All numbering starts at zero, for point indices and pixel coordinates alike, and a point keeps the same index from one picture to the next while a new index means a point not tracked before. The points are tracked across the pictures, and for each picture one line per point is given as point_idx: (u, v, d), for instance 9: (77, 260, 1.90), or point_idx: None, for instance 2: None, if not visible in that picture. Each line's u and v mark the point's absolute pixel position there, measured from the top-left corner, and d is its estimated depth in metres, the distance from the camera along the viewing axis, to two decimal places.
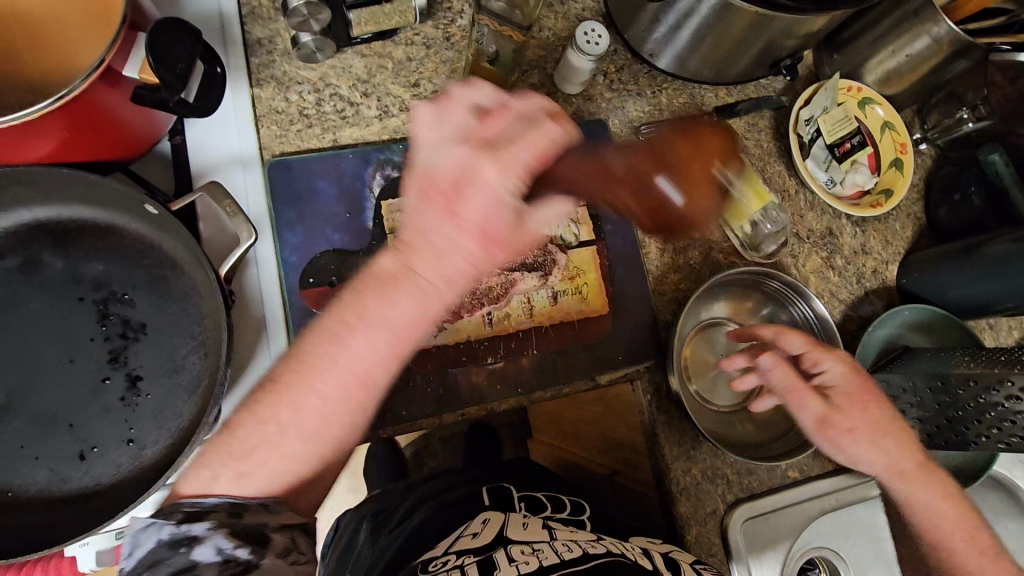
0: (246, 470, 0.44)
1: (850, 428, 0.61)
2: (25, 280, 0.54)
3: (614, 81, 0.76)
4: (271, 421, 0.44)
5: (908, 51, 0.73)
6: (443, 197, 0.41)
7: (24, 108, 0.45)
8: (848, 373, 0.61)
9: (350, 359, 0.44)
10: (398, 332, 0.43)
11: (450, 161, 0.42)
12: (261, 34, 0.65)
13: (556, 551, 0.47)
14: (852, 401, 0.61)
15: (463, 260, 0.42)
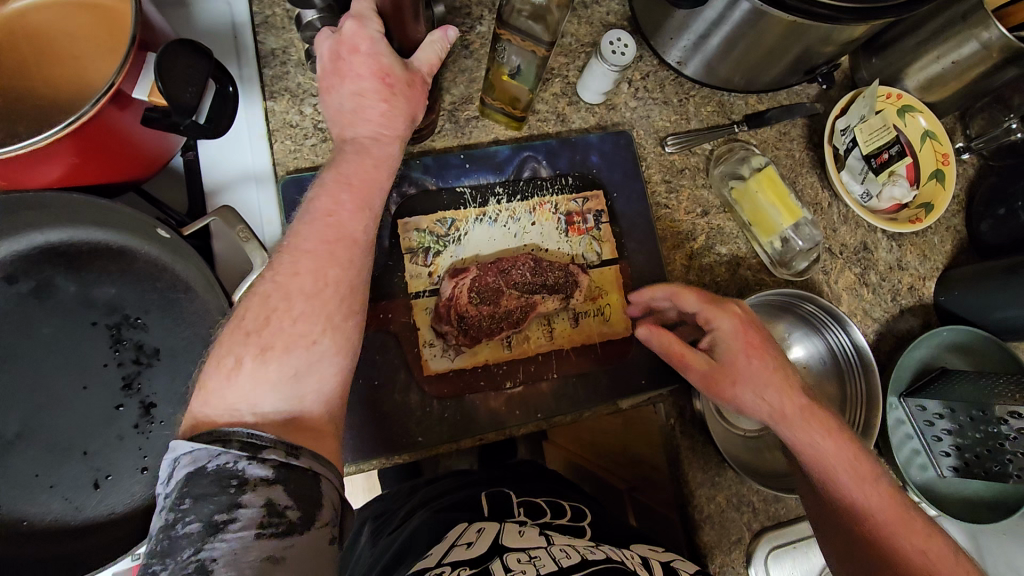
0: (267, 345, 0.41)
1: (735, 379, 0.52)
2: (39, 305, 0.53)
3: (639, 89, 0.73)
4: (274, 291, 0.42)
5: (954, 57, 0.68)
6: (331, 72, 0.48)
7: (33, 136, 0.43)
8: (741, 324, 0.53)
9: (319, 217, 0.45)
10: (358, 185, 0.47)
11: (325, 45, 0.47)
12: (275, 44, 0.63)
13: (553, 557, 0.46)
14: (735, 357, 0.53)
15: (380, 108, 0.48)
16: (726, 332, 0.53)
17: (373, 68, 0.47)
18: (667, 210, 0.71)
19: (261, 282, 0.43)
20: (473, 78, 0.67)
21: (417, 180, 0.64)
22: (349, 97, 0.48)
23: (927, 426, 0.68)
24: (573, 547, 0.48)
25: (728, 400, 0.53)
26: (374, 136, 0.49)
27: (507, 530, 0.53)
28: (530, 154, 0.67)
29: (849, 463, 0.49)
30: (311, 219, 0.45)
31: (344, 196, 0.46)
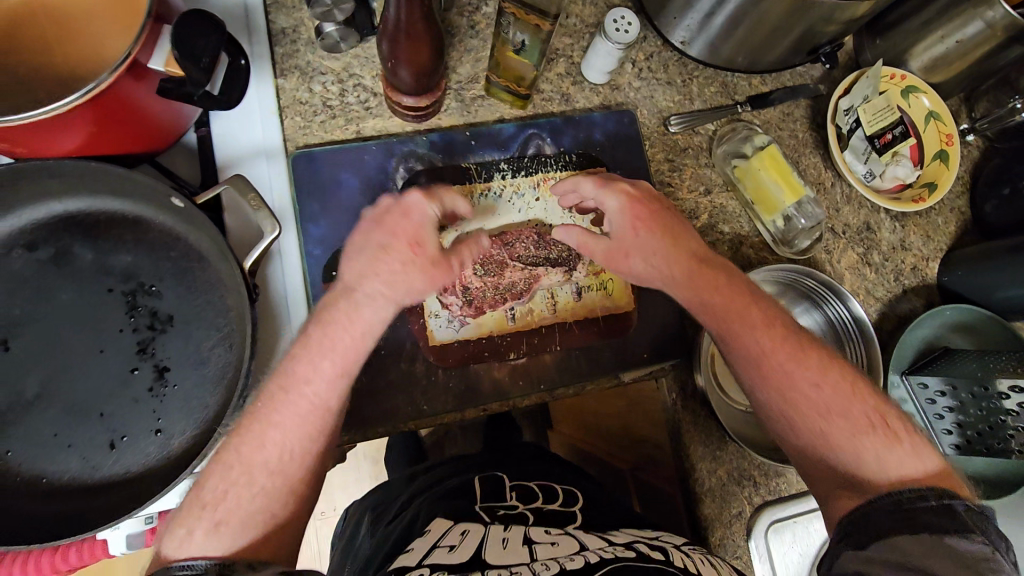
0: (221, 518, 0.43)
1: (628, 250, 0.56)
2: (57, 271, 0.54)
3: (642, 69, 0.73)
4: (239, 464, 0.45)
5: (958, 38, 0.69)
6: (369, 223, 0.52)
7: (54, 102, 0.45)
8: (629, 198, 0.56)
9: (302, 388, 0.48)
10: (347, 352, 0.49)
11: (383, 203, 0.53)
12: (285, 23, 0.65)
13: (535, 573, 0.44)
14: (628, 229, 0.56)
15: (390, 276, 0.50)
16: (614, 211, 0.56)
17: (407, 235, 0.51)
18: (670, 189, 0.72)
19: (227, 451, 0.46)
20: (478, 58, 0.69)
21: (424, 156, 0.66)
22: (367, 255, 0.51)
23: (929, 404, 0.68)
24: (555, 558, 0.47)
25: (630, 270, 0.57)
26: (371, 296, 0.50)
27: (491, 537, 0.52)
28: (534, 132, 0.69)
29: (742, 318, 0.53)
30: (297, 386, 0.48)
31: (326, 362, 0.48)
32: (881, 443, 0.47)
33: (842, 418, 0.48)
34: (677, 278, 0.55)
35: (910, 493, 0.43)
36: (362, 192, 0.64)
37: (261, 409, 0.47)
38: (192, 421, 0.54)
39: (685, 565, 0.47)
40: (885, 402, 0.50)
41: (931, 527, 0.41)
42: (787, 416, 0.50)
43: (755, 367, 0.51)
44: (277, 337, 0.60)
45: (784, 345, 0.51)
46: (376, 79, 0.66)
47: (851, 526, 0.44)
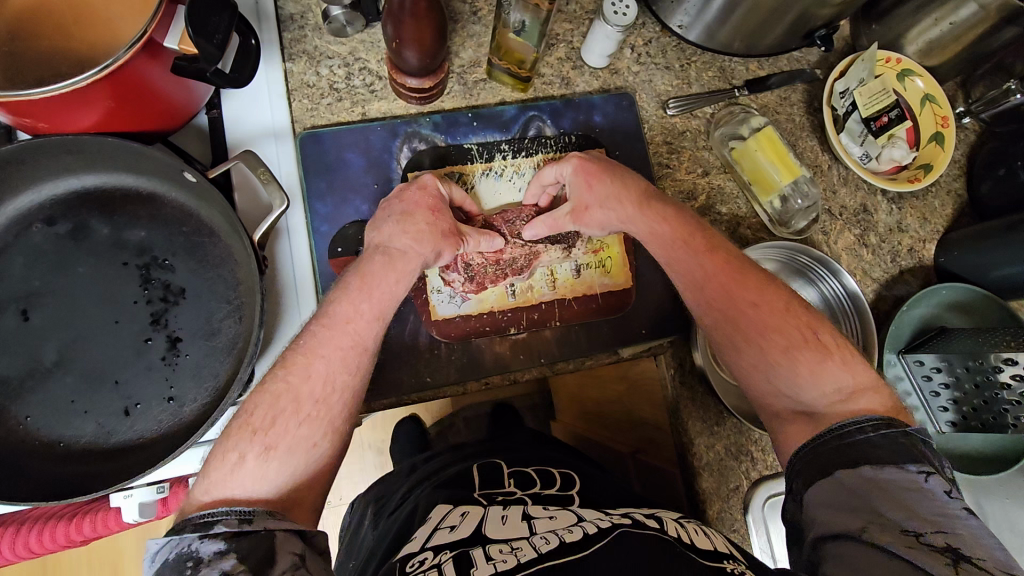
0: (272, 443, 0.44)
1: (585, 205, 0.62)
2: (75, 245, 0.57)
3: (642, 54, 0.75)
4: (288, 392, 0.46)
5: (952, 20, 0.70)
6: (393, 200, 0.59)
7: (72, 77, 0.47)
8: (581, 159, 0.61)
9: (340, 322, 0.50)
10: (379, 295, 0.53)
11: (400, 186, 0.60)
12: (293, 9, 0.67)
13: (534, 545, 0.46)
14: (579, 184, 0.61)
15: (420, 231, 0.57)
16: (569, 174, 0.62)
17: (429, 203, 0.58)
18: (668, 170, 0.74)
19: (270, 381, 0.47)
20: (481, 42, 0.71)
21: (427, 137, 0.68)
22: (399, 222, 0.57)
23: (925, 381, 0.69)
24: (553, 530, 0.48)
25: (591, 224, 0.63)
26: (405, 250, 0.56)
27: (491, 514, 0.53)
28: (535, 114, 0.70)
29: (687, 250, 0.56)
30: (332, 319, 0.50)
31: (362, 304, 0.52)
32: (816, 358, 0.49)
33: (777, 335, 0.50)
34: (632, 221, 0.60)
35: (850, 425, 0.44)
36: (367, 171, 0.66)
37: (303, 342, 0.49)
38: (203, 389, 0.56)
39: (680, 535, 0.46)
40: (820, 320, 0.51)
41: (871, 459, 0.41)
42: (726, 334, 0.53)
43: (698, 291, 0.55)
44: (285, 311, 0.62)
45: (724, 271, 0.54)
46: (381, 63, 0.68)
47: (802, 460, 0.44)
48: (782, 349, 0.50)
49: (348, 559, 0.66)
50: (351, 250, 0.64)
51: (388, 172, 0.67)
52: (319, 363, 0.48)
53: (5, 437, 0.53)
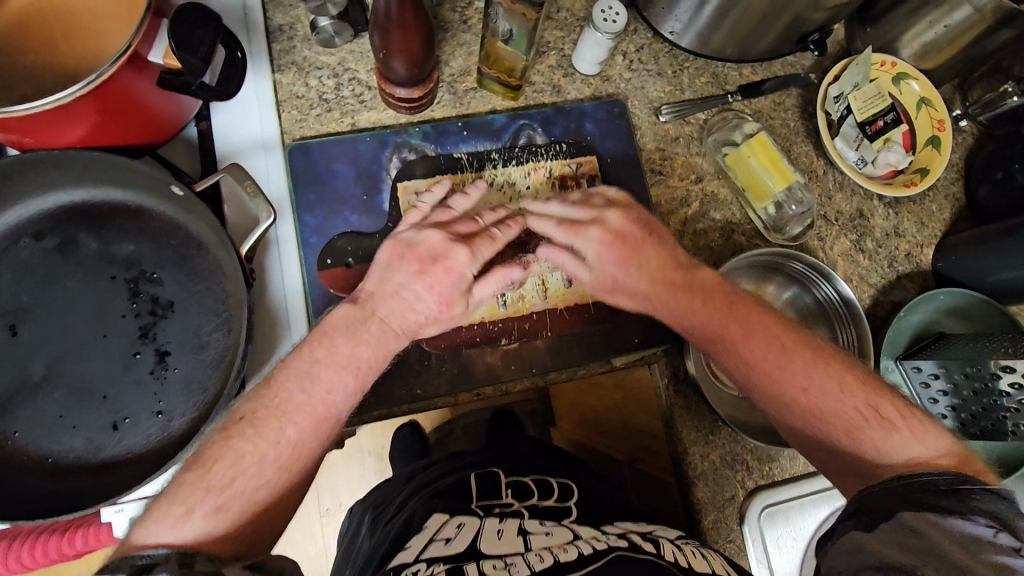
0: (224, 503, 0.44)
1: (612, 285, 0.61)
2: (63, 259, 0.57)
3: (633, 61, 0.75)
4: (252, 454, 0.46)
5: (946, 23, 0.69)
6: (416, 259, 0.57)
7: (57, 93, 0.46)
8: (608, 234, 0.59)
9: (322, 397, 0.50)
10: (361, 364, 0.53)
11: (429, 242, 0.58)
12: (282, 20, 0.67)
13: (529, 562, 0.45)
14: (616, 246, 0.59)
15: (430, 294, 0.57)
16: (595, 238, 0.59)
17: (445, 292, 0.57)
18: (661, 177, 0.73)
19: (234, 439, 0.46)
20: (471, 51, 0.70)
21: (416, 146, 0.67)
22: (414, 278, 0.57)
23: (923, 388, 0.68)
24: (549, 548, 0.47)
25: (625, 303, 0.62)
26: (401, 330, 0.56)
27: (486, 528, 0.52)
28: (526, 122, 0.70)
29: (724, 324, 0.56)
30: (312, 383, 0.50)
31: (341, 376, 0.51)
32: (881, 432, 0.48)
33: (836, 415, 0.49)
34: (674, 293, 0.59)
35: (922, 478, 0.41)
36: (356, 182, 0.66)
37: (277, 403, 0.48)
38: (192, 403, 0.56)
39: (676, 559, 0.44)
40: (880, 392, 0.50)
41: (937, 509, 0.39)
42: (798, 424, 0.52)
43: (746, 369, 0.54)
44: (275, 322, 0.62)
45: (767, 349, 0.53)
46: (370, 73, 0.68)
47: (861, 503, 0.41)
48: (845, 428, 0.49)
49: (344, 566, 0.65)
50: (340, 261, 0.64)
51: (378, 182, 0.66)
52: (291, 427, 0.48)
53: None
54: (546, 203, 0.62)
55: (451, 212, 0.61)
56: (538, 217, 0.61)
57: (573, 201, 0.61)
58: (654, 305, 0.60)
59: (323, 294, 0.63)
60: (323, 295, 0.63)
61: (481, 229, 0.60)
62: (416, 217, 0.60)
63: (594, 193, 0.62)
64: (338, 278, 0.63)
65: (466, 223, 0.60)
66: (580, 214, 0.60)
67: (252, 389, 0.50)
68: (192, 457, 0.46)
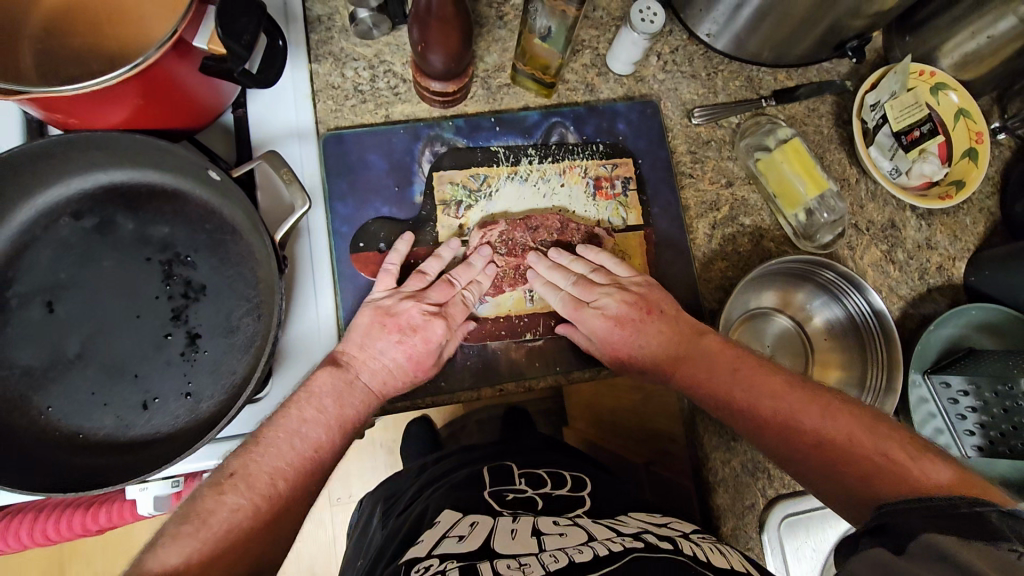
0: (216, 555, 0.44)
1: (621, 362, 0.64)
2: (101, 239, 0.58)
3: (668, 62, 0.74)
4: (246, 507, 0.47)
5: (990, 32, 0.67)
6: (397, 327, 0.60)
7: (104, 75, 0.47)
8: (609, 321, 0.63)
9: (307, 445, 0.52)
10: (347, 422, 0.55)
11: (410, 312, 0.60)
12: (321, 11, 0.68)
13: (542, 563, 0.42)
14: (627, 325, 0.63)
15: (406, 360, 0.59)
16: (611, 316, 0.63)
17: (423, 356, 0.60)
18: (691, 180, 0.72)
19: (228, 492, 0.47)
20: (506, 47, 0.71)
21: (449, 141, 0.68)
22: (394, 346, 0.59)
23: (951, 404, 0.67)
24: (563, 548, 0.44)
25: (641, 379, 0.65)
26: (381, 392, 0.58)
27: (501, 526, 0.50)
28: (558, 120, 0.70)
29: (729, 380, 0.56)
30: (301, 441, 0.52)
31: (327, 433, 0.54)
32: (897, 471, 0.46)
33: (856, 455, 0.48)
34: (679, 362, 0.60)
35: (945, 500, 0.40)
36: (389, 174, 0.66)
37: (269, 460, 0.50)
38: (220, 386, 0.56)
39: (695, 553, 0.43)
40: (891, 435, 0.48)
41: (963, 530, 0.37)
42: (802, 470, 0.50)
43: (758, 426, 0.53)
44: (304, 308, 0.62)
45: (773, 404, 0.53)
46: (406, 66, 0.69)
47: (883, 523, 0.40)
48: (866, 466, 0.47)
49: (355, 558, 0.63)
50: (373, 246, 0.65)
51: (410, 175, 0.67)
52: (283, 482, 0.50)
53: (26, 427, 0.53)
54: (548, 272, 0.66)
55: (424, 277, 0.63)
56: (543, 285, 0.66)
57: (573, 279, 0.65)
58: (664, 374, 0.61)
59: (353, 281, 0.64)
60: (353, 282, 0.64)
61: (454, 293, 0.63)
62: (389, 282, 0.63)
63: (598, 270, 0.66)
64: (370, 263, 0.64)
65: (443, 291, 0.63)
66: (582, 294, 0.64)
67: (239, 448, 0.51)
68: (181, 510, 0.46)
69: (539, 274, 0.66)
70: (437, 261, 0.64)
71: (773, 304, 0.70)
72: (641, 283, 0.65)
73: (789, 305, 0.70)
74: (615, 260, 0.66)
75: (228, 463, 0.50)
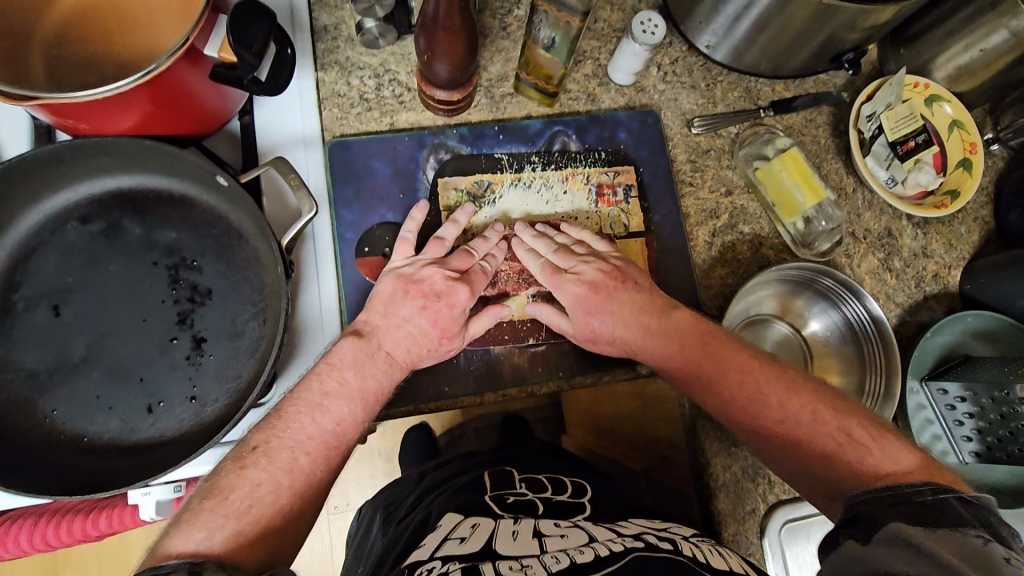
0: (243, 529, 0.44)
1: (593, 335, 0.63)
2: (108, 244, 0.58)
3: (668, 73, 0.76)
4: (269, 482, 0.47)
5: (982, 46, 0.69)
6: (420, 293, 0.60)
7: (115, 82, 0.48)
8: (584, 287, 0.63)
9: (328, 422, 0.52)
10: (369, 399, 0.56)
11: (433, 275, 0.61)
12: (327, 21, 0.69)
13: (544, 563, 0.43)
14: (603, 293, 0.63)
15: (430, 327, 0.60)
16: (585, 285, 0.63)
17: (444, 324, 0.60)
18: (691, 188, 0.74)
19: (250, 467, 0.47)
20: (509, 57, 0.72)
21: (453, 148, 0.69)
22: (416, 313, 0.60)
23: (949, 410, 0.67)
24: (564, 550, 0.45)
25: (611, 351, 0.64)
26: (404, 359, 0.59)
27: (503, 527, 0.50)
28: (560, 129, 0.72)
29: (701, 358, 0.58)
30: (322, 418, 0.52)
31: (350, 409, 0.54)
32: (852, 453, 0.47)
33: (810, 439, 0.49)
34: (650, 336, 0.61)
35: (906, 487, 0.41)
36: (393, 180, 0.67)
37: (291, 436, 0.50)
38: (225, 390, 0.57)
39: (695, 555, 0.43)
40: (849, 414, 0.50)
41: (929, 520, 0.38)
42: (767, 450, 0.52)
43: (723, 402, 0.55)
44: (308, 311, 0.63)
45: (741, 383, 0.54)
46: (411, 75, 0.70)
47: (854, 514, 0.41)
48: (819, 450, 0.48)
49: (356, 564, 0.62)
50: (377, 251, 0.65)
51: (414, 181, 0.68)
52: (305, 459, 0.50)
53: (30, 430, 0.54)
54: (531, 240, 0.66)
55: (442, 243, 0.64)
56: (526, 252, 0.66)
57: (554, 248, 0.65)
58: (638, 349, 0.62)
59: (357, 287, 0.64)
60: (357, 288, 0.64)
61: (473, 261, 0.64)
62: (408, 251, 0.63)
63: (579, 243, 0.66)
64: (376, 267, 0.65)
65: (463, 259, 0.63)
66: (561, 262, 0.64)
67: (262, 422, 0.52)
68: (206, 485, 0.47)
69: (523, 240, 0.66)
70: (454, 227, 0.64)
71: (773, 311, 0.71)
72: (615, 257, 0.66)
73: (788, 311, 0.71)
74: (596, 236, 0.67)
75: (251, 438, 0.50)
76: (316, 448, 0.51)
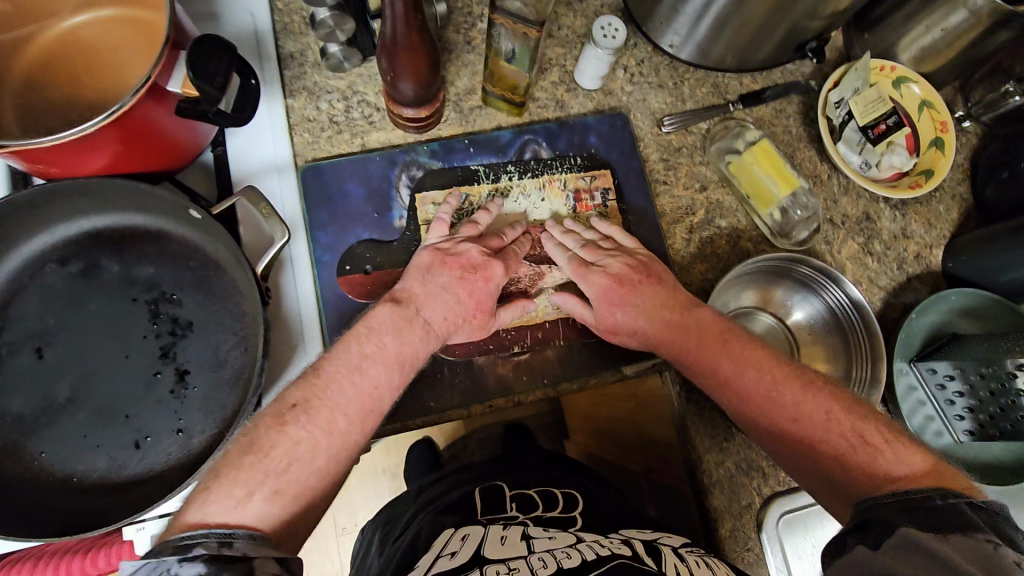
0: (282, 487, 0.45)
1: (614, 328, 0.64)
2: (86, 283, 0.59)
3: (634, 74, 0.76)
4: (308, 440, 0.47)
5: (943, 26, 0.69)
6: (460, 267, 0.62)
7: (79, 125, 0.48)
8: (608, 279, 0.64)
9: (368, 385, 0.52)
10: (405, 362, 0.56)
11: (473, 249, 0.63)
12: (293, 48, 0.70)
13: (532, 566, 0.43)
14: (628, 285, 0.64)
15: (467, 297, 0.61)
16: (608, 278, 0.64)
17: (479, 296, 0.62)
18: (665, 187, 0.74)
19: (290, 425, 0.48)
20: (476, 71, 0.73)
21: (424, 164, 0.69)
22: (453, 282, 0.61)
23: (939, 390, 0.67)
24: (551, 552, 0.45)
25: (631, 342, 0.65)
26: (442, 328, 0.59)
27: (490, 537, 0.50)
28: (530, 137, 0.72)
29: (715, 356, 0.57)
30: None
31: (387, 371, 0.54)
32: (868, 458, 0.46)
33: (824, 441, 0.49)
34: (667, 334, 0.61)
35: (921, 493, 0.41)
36: (367, 201, 0.68)
37: (331, 395, 0.50)
38: (211, 420, 0.57)
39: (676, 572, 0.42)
40: (865, 419, 0.49)
41: (940, 524, 0.38)
42: (779, 450, 0.52)
43: (739, 402, 0.55)
44: (294, 336, 0.64)
45: (757, 381, 0.54)
46: (379, 95, 0.71)
47: (863, 520, 0.41)
48: (830, 454, 0.48)
49: None
50: (359, 269, 0.66)
51: (388, 201, 0.68)
52: (343, 419, 0.50)
53: (18, 474, 0.54)
54: (561, 235, 0.68)
55: (477, 227, 0.65)
56: (555, 245, 0.68)
57: (581, 243, 0.67)
58: (654, 347, 0.63)
59: (336, 312, 0.65)
60: (336, 313, 0.65)
61: (505, 244, 0.66)
62: (443, 230, 0.64)
63: (606, 238, 0.68)
64: (357, 285, 0.65)
65: (495, 239, 0.65)
66: (587, 256, 0.66)
67: (301, 379, 0.52)
68: (244, 438, 0.47)
69: (551, 234, 0.68)
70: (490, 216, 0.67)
71: (755, 302, 0.71)
72: (640, 249, 0.67)
73: (769, 302, 0.71)
74: (623, 232, 0.69)
75: (289, 395, 0.50)
76: (353, 408, 0.51)
